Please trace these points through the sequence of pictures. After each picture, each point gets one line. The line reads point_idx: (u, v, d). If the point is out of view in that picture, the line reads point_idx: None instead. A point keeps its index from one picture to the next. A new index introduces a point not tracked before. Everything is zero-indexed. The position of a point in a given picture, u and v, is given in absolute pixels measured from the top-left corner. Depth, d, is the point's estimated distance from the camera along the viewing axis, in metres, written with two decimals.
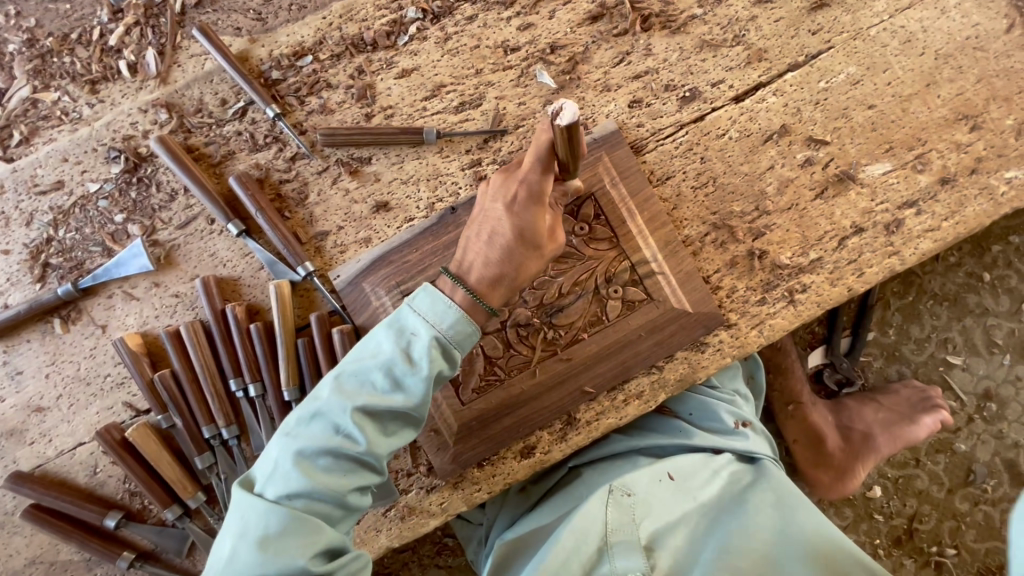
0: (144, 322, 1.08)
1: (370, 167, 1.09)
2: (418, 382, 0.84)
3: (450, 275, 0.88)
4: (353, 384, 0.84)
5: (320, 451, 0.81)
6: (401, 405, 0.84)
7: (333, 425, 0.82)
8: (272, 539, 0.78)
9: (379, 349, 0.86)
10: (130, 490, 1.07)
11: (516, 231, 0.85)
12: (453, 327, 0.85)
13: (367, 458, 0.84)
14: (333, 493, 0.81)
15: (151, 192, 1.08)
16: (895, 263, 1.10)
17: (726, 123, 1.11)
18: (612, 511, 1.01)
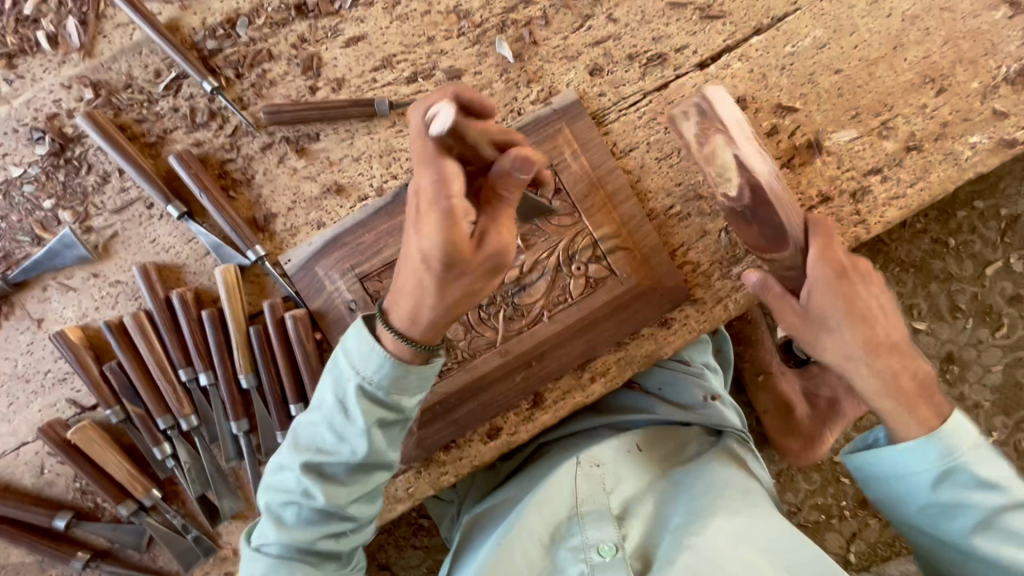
0: (84, 314, 1.02)
1: (318, 144, 1.03)
2: (358, 435, 0.78)
3: (381, 312, 0.78)
4: (303, 438, 0.81)
5: (283, 503, 0.81)
6: (348, 456, 0.79)
7: (291, 479, 0.81)
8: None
9: (320, 403, 0.81)
10: (80, 489, 1.03)
11: (423, 253, 0.69)
12: (380, 376, 0.76)
13: (334, 509, 0.81)
14: (305, 541, 0.81)
15: (81, 175, 1.01)
16: (860, 232, 1.09)
17: (691, 91, 1.07)
18: (579, 483, 0.99)
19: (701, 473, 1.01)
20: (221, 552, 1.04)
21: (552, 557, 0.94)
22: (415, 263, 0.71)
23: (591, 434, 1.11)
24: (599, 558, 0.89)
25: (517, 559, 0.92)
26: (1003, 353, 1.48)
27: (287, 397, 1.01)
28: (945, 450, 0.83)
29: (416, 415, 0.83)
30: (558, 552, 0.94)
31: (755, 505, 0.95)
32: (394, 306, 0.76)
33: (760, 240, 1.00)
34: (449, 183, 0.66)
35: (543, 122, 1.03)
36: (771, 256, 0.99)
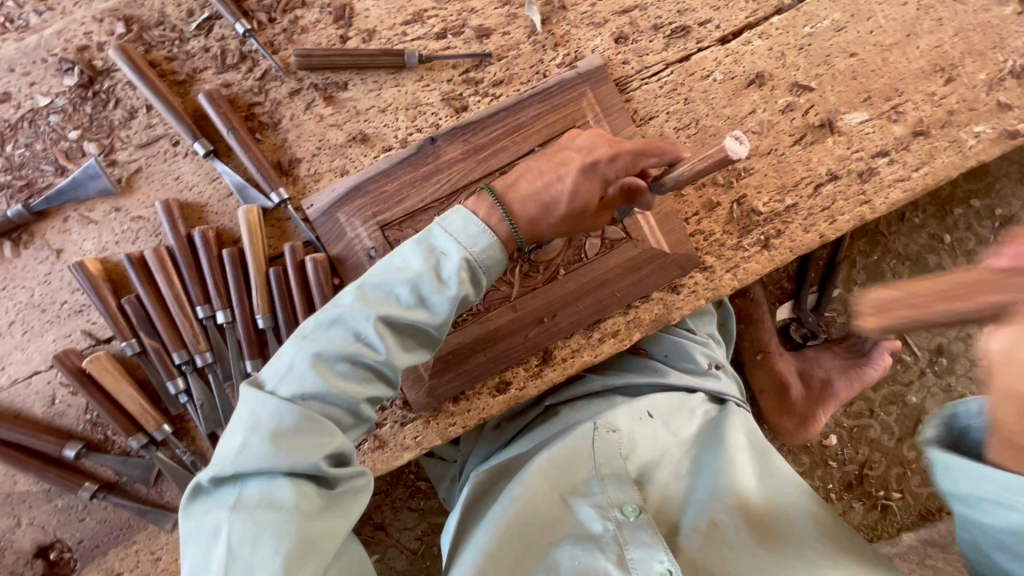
0: (104, 247, 1.02)
1: (346, 93, 1.05)
2: (444, 302, 0.81)
3: (495, 200, 0.88)
4: (377, 293, 0.80)
5: (339, 355, 0.78)
6: (424, 320, 0.81)
7: (354, 333, 0.79)
8: (282, 434, 0.74)
9: (408, 265, 0.82)
10: (91, 421, 1.03)
11: (572, 190, 0.90)
12: (483, 251, 0.82)
13: (385, 371, 0.81)
14: (348, 398, 0.79)
15: (109, 109, 1.01)
16: (865, 212, 1.13)
17: (711, 64, 1.10)
18: (597, 447, 1.01)
19: (714, 439, 1.05)
20: None
21: (573, 511, 0.95)
22: (561, 187, 0.89)
23: (600, 398, 1.14)
24: (624, 516, 0.91)
25: (540, 510, 0.96)
26: None
27: None
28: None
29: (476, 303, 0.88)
30: (580, 508, 0.95)
31: (766, 481, 0.99)
32: (516, 201, 0.88)
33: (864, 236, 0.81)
34: (630, 171, 0.94)
35: (567, 85, 1.05)
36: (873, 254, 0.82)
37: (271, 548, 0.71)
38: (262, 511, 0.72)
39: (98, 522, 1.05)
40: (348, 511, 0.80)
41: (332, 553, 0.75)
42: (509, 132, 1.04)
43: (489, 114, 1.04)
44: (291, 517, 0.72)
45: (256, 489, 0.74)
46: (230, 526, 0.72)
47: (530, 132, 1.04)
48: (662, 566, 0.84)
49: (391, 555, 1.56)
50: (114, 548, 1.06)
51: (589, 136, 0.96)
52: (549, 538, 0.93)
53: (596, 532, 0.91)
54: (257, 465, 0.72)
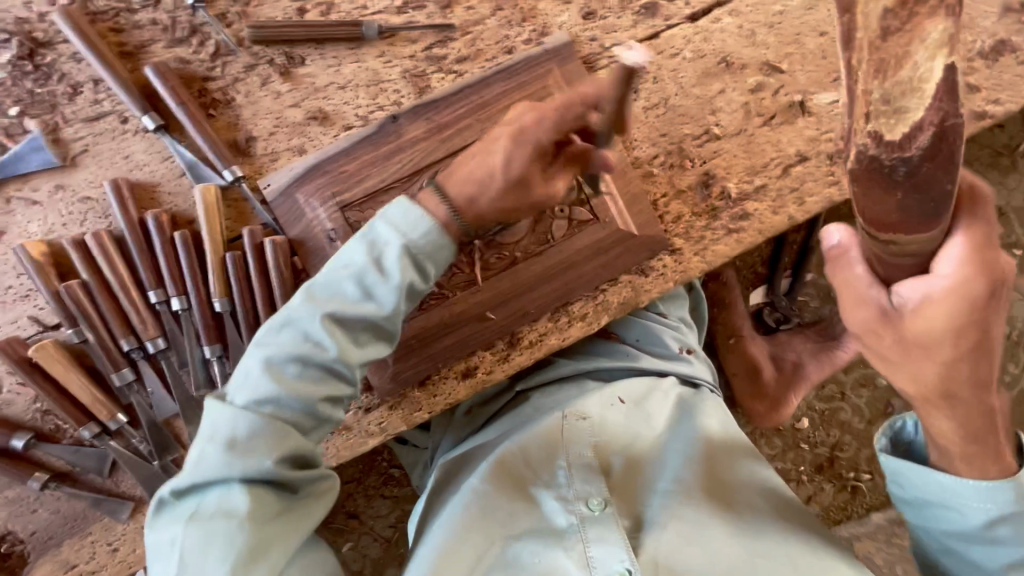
0: (50, 229, 0.98)
1: (303, 69, 1.01)
2: (390, 292, 0.80)
3: (436, 189, 0.84)
4: (323, 291, 0.80)
5: (289, 357, 0.77)
6: (372, 313, 0.80)
7: (303, 333, 0.78)
8: (239, 444, 0.74)
9: (352, 260, 0.81)
10: (39, 411, 1.00)
11: (505, 163, 0.82)
12: (424, 238, 0.80)
13: (339, 369, 0.79)
14: (303, 399, 0.77)
15: (52, 84, 0.96)
16: (835, 193, 1.12)
17: (680, 42, 1.08)
18: (566, 436, 1.00)
19: (684, 431, 1.03)
20: None
21: (537, 504, 0.94)
22: (495, 161, 0.82)
23: (571, 383, 1.12)
24: (588, 511, 0.89)
25: (504, 504, 0.94)
26: None
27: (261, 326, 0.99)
28: (1017, 491, 0.71)
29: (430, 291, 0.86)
30: (545, 499, 0.94)
31: (734, 475, 0.98)
32: (453, 185, 0.84)
33: (890, 208, 0.64)
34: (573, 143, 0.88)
35: (533, 62, 1.02)
36: (907, 236, 0.65)
37: (224, 557, 0.71)
38: (217, 521, 0.72)
39: (50, 514, 1.02)
40: (309, 516, 0.79)
41: (286, 560, 0.75)
42: (473, 110, 1.01)
43: (452, 92, 1.01)
44: (244, 524, 0.72)
45: (214, 499, 0.74)
46: (184, 538, 0.72)
47: (495, 110, 1.01)
48: (621, 566, 0.83)
49: (365, 543, 1.55)
50: (67, 540, 1.02)
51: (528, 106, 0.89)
52: (512, 530, 0.91)
53: (560, 527, 0.90)
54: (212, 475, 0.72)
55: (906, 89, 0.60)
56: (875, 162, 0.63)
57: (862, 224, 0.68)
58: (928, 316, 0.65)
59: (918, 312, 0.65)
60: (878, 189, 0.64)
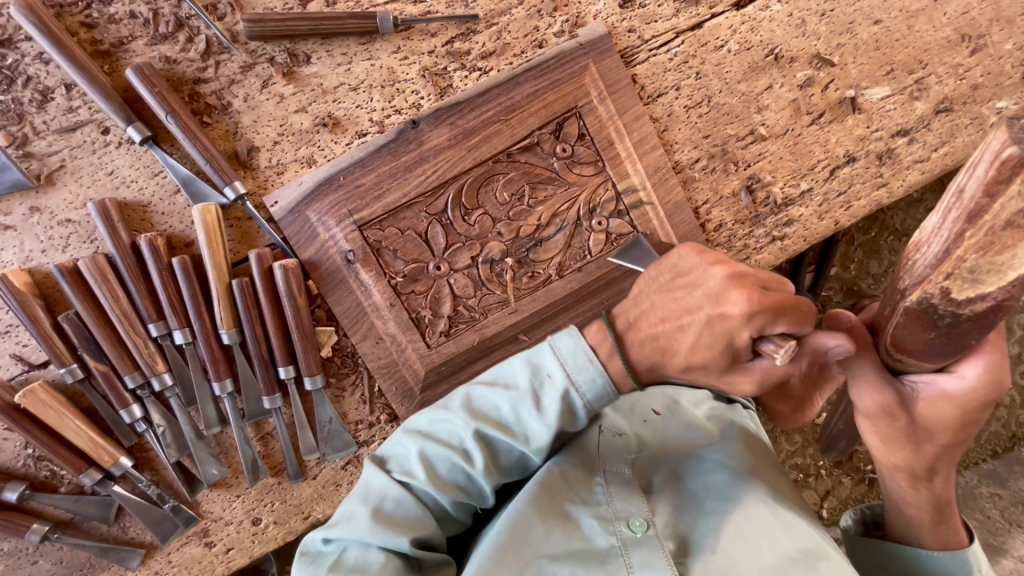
0: (27, 257, 0.86)
1: (309, 68, 0.89)
2: (545, 430, 0.66)
3: (615, 337, 0.67)
4: (480, 403, 0.68)
5: (442, 456, 0.68)
6: (521, 443, 0.67)
7: (455, 437, 0.68)
8: (385, 510, 0.67)
9: (514, 380, 0.68)
10: (32, 457, 0.90)
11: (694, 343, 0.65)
12: (597, 393, 0.65)
13: (483, 484, 0.69)
14: (445, 499, 0.69)
15: (17, 89, 0.83)
16: (882, 196, 1.06)
17: (726, 33, 0.98)
18: (603, 449, 0.93)
19: (726, 445, 0.97)
20: (204, 522, 0.96)
21: (575, 524, 0.84)
22: (694, 328, 0.64)
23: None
24: (631, 532, 0.82)
25: (536, 524, 0.82)
26: None
27: (274, 357, 0.91)
28: (977, 561, 0.72)
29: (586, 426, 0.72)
30: (583, 518, 0.84)
31: (781, 494, 0.92)
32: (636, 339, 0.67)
33: (919, 344, 0.58)
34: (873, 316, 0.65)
35: (567, 58, 0.92)
36: (914, 362, 0.61)
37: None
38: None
39: (52, 564, 0.93)
40: None
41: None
42: (502, 113, 0.91)
43: (478, 93, 0.90)
44: None
45: (352, 551, 0.66)
46: None
47: (527, 113, 0.91)
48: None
49: None
50: None
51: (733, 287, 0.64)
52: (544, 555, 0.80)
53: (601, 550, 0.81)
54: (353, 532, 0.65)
55: (992, 268, 0.49)
56: (928, 308, 0.54)
57: (883, 336, 0.62)
58: (940, 407, 0.63)
59: (928, 403, 0.64)
60: (919, 327, 0.56)
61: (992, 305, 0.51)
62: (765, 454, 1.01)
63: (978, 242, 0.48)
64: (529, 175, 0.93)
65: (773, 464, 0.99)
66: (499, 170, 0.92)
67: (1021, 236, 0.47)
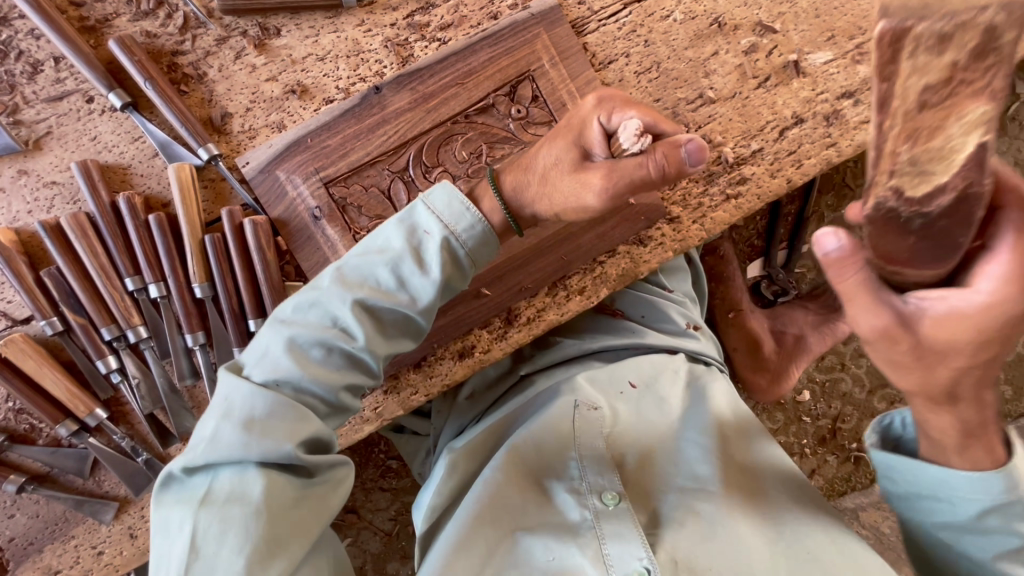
0: (14, 217, 0.92)
1: (279, 40, 0.96)
2: (426, 284, 0.82)
3: (493, 180, 0.88)
4: (353, 275, 0.82)
5: (314, 340, 0.79)
6: (406, 305, 0.82)
7: (331, 316, 0.81)
8: (257, 422, 0.76)
9: (388, 245, 0.83)
10: (13, 410, 0.94)
11: (553, 157, 0.82)
12: (474, 234, 0.83)
13: (367, 355, 0.82)
14: (323, 384, 0.80)
15: (10, 62, 0.90)
16: (832, 155, 1.09)
17: (671, 4, 1.05)
18: (577, 425, 1.01)
19: (699, 420, 1.03)
20: None
21: (552, 498, 0.95)
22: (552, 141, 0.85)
23: (576, 363, 1.16)
24: (603, 504, 0.91)
25: (515, 496, 0.95)
26: None
27: (245, 310, 0.95)
28: (1009, 482, 0.64)
29: (465, 287, 0.89)
30: (559, 493, 0.95)
31: (751, 464, 0.98)
32: (510, 174, 0.87)
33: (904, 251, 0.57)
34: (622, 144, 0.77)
35: (520, 27, 0.98)
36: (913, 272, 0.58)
37: (238, 543, 0.71)
38: (229, 505, 0.72)
39: (29, 518, 0.97)
40: (322, 505, 0.80)
41: (302, 550, 0.75)
42: (460, 78, 0.97)
43: (437, 60, 0.97)
44: (256, 512, 0.72)
45: (227, 479, 0.75)
46: (197, 520, 0.72)
47: (483, 78, 0.97)
48: (640, 563, 0.83)
49: (365, 538, 1.54)
50: (50, 544, 0.97)
51: (597, 96, 0.83)
52: (525, 524, 0.92)
53: (573, 523, 0.91)
54: (228, 452, 0.74)
55: (933, 156, 0.52)
56: (890, 212, 0.56)
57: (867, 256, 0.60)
58: (947, 327, 0.56)
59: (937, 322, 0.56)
60: (895, 233, 0.57)
61: (958, 197, 0.53)
62: (742, 417, 1.06)
63: (905, 131, 0.51)
64: (486, 136, 0.98)
65: (750, 429, 1.04)
66: (458, 130, 0.98)
67: (944, 115, 0.50)
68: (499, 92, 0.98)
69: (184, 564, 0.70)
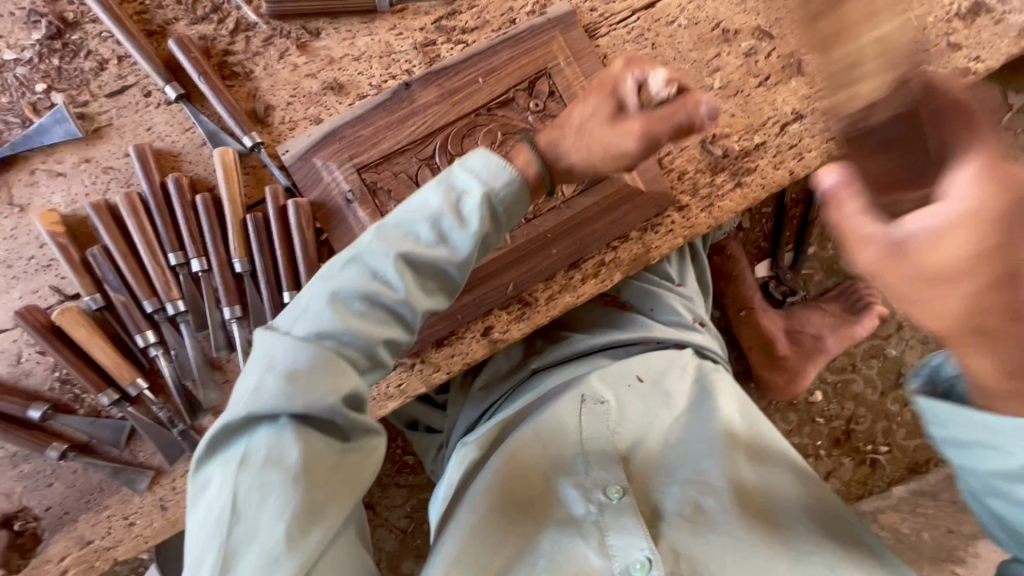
0: (74, 199, 1.01)
1: (319, 42, 1.06)
2: (467, 238, 0.80)
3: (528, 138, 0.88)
4: (394, 230, 0.79)
5: (355, 294, 0.77)
6: (446, 257, 0.80)
7: (371, 271, 0.78)
8: (299, 376, 0.73)
9: (427, 203, 0.81)
10: (59, 380, 1.00)
11: (587, 112, 0.86)
12: (509, 188, 0.81)
13: (405, 310, 0.79)
14: (365, 337, 0.77)
15: (78, 59, 1.00)
16: (831, 148, 1.16)
17: (676, 10, 1.14)
18: (585, 420, 1.02)
19: (705, 415, 1.03)
20: None
21: (558, 491, 0.96)
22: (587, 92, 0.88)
23: (585, 358, 1.16)
24: (607, 499, 0.93)
25: (522, 490, 0.97)
26: None
27: (281, 285, 1.01)
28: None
29: (500, 244, 0.87)
30: (565, 487, 0.96)
31: (757, 458, 0.99)
32: (543, 130, 0.88)
33: None
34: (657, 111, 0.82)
35: (538, 30, 1.07)
36: None
37: (279, 510, 0.69)
38: (269, 470, 0.71)
39: (66, 487, 1.01)
40: (360, 471, 0.79)
41: (340, 517, 0.74)
42: (482, 76, 1.06)
43: (462, 59, 1.06)
44: (299, 474, 0.72)
45: (263, 441, 0.72)
46: (238, 482, 0.71)
47: (504, 75, 1.06)
48: (642, 555, 0.87)
49: (380, 535, 1.54)
50: (84, 514, 1.01)
51: (620, 66, 0.89)
52: (532, 517, 0.94)
53: (578, 516, 0.93)
54: (271, 408, 0.71)
55: None
56: None
57: None
58: None
59: None
60: None
61: None
62: (748, 414, 1.07)
63: None
64: (506, 127, 1.06)
65: (757, 426, 1.05)
66: (480, 122, 1.06)
67: None
68: (519, 88, 1.06)
69: (225, 527, 0.69)
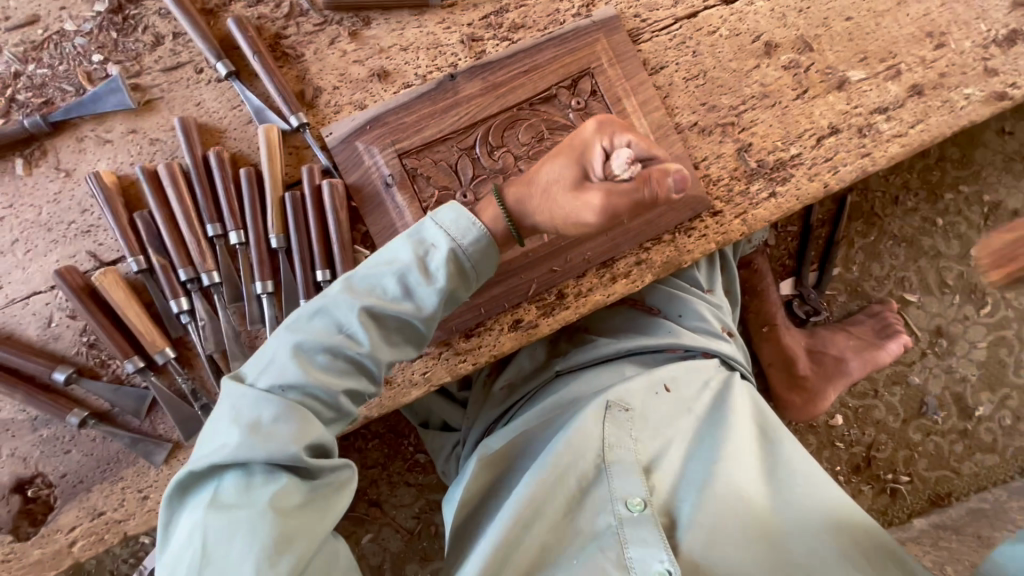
0: (119, 167, 1.02)
1: (370, 31, 1.08)
2: (432, 294, 0.82)
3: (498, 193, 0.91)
4: (359, 284, 0.82)
5: (319, 347, 0.79)
6: (411, 313, 0.82)
7: (336, 324, 0.80)
8: (263, 428, 0.74)
9: (395, 257, 0.83)
10: (87, 345, 1.00)
11: (550, 178, 0.88)
12: (476, 243, 0.84)
13: (369, 363, 0.82)
14: (328, 389, 0.79)
15: (136, 34, 1.03)
16: (866, 163, 1.16)
17: (717, 21, 1.16)
18: (609, 428, 0.98)
19: (729, 427, 1.00)
20: None
21: (580, 502, 0.93)
22: (556, 154, 0.89)
23: (610, 365, 1.14)
24: (628, 511, 0.90)
25: (545, 503, 0.92)
26: (987, 331, 1.59)
27: (315, 262, 1.01)
28: None
29: (467, 298, 0.89)
30: (587, 498, 0.93)
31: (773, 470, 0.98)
32: (510, 188, 0.91)
33: None
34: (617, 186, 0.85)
35: (583, 32, 1.09)
36: None
37: (246, 548, 0.69)
38: (235, 511, 0.71)
39: (83, 455, 0.99)
40: (330, 509, 0.78)
41: (310, 554, 0.73)
42: (526, 72, 1.07)
43: (506, 56, 1.08)
44: (265, 514, 0.71)
45: (231, 486, 0.73)
46: (207, 525, 0.71)
47: (548, 72, 1.08)
48: (661, 566, 0.84)
49: (385, 535, 1.51)
50: (99, 484, 0.99)
51: (593, 125, 0.90)
52: (553, 529, 0.91)
53: (598, 528, 0.91)
54: (230, 456, 0.72)
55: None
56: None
57: None
58: None
59: None
60: None
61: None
62: (764, 424, 1.05)
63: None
64: (547, 122, 1.07)
65: (772, 437, 1.03)
66: (523, 116, 1.07)
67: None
68: (562, 84, 1.08)
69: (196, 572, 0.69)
